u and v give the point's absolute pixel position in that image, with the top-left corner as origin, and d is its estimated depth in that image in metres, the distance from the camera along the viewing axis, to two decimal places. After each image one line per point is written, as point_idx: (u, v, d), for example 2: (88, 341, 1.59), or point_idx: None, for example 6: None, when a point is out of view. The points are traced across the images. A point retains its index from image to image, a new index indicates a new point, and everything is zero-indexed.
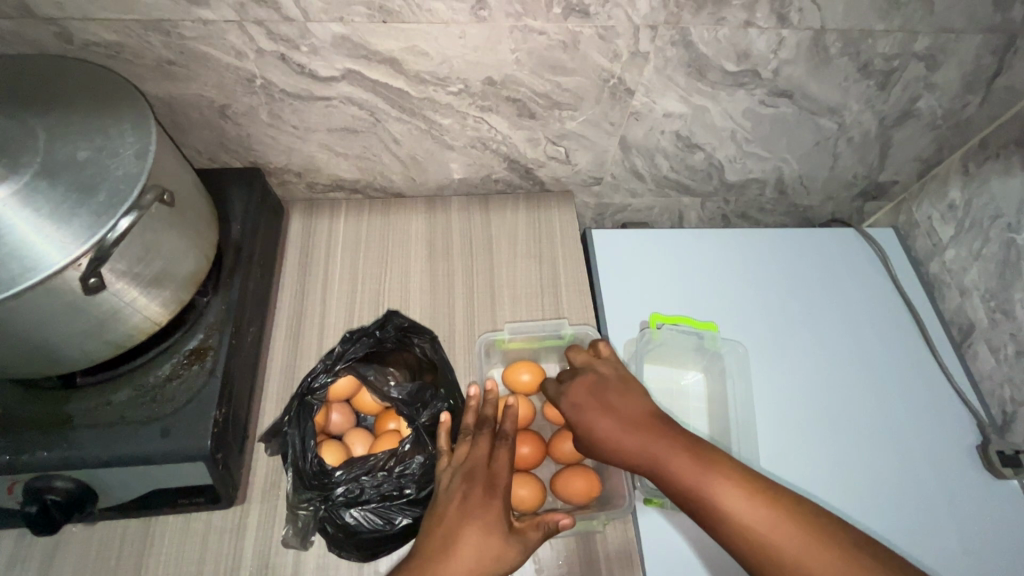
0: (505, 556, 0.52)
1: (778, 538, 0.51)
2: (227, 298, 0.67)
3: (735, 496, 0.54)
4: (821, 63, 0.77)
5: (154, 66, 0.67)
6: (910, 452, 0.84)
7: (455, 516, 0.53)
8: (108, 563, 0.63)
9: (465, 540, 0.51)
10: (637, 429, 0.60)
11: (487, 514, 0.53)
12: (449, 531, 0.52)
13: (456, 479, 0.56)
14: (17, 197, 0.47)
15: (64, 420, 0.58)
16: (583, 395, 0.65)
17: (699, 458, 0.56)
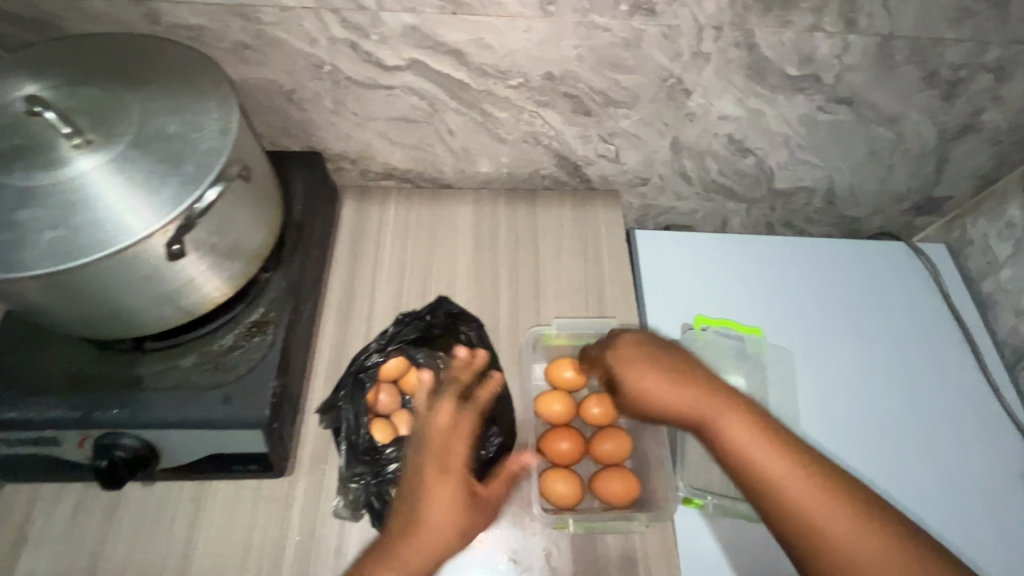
0: (467, 520, 0.57)
1: (838, 527, 0.52)
2: (287, 275, 0.69)
3: (796, 479, 0.54)
4: (886, 71, 0.76)
5: (230, 49, 0.70)
6: (957, 472, 0.82)
7: (422, 481, 0.57)
8: (165, 522, 0.66)
9: (432, 505, 0.56)
10: (693, 399, 0.60)
11: (441, 491, 0.56)
12: (415, 495, 0.56)
13: (417, 452, 0.59)
14: (112, 166, 0.50)
15: (133, 381, 0.61)
16: (638, 356, 0.64)
17: (760, 435, 0.57)
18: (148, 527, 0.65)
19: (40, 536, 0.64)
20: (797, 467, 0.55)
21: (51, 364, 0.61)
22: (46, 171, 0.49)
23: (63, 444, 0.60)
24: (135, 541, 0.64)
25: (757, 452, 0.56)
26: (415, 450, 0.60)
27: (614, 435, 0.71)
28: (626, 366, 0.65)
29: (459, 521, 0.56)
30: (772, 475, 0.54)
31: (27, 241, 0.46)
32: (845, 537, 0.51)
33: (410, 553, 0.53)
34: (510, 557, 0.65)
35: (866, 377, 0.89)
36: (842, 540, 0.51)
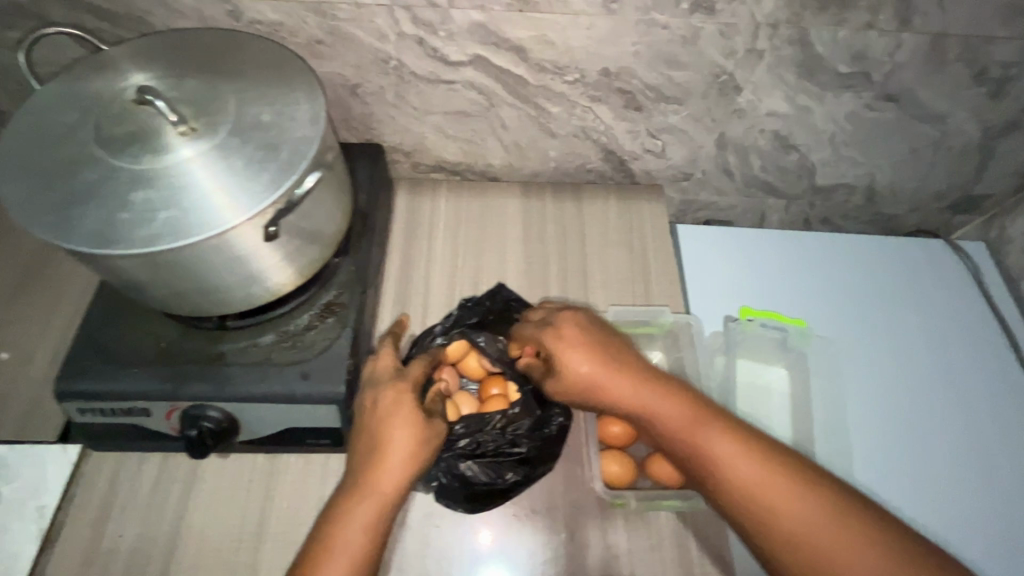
0: (430, 439, 0.59)
1: (781, 504, 0.53)
2: (356, 261, 0.73)
3: (731, 456, 0.56)
4: (935, 68, 0.78)
5: (304, 44, 0.74)
6: (982, 479, 0.82)
7: (383, 409, 0.59)
8: (240, 492, 0.69)
9: (393, 428, 0.58)
10: (617, 376, 0.62)
11: (401, 409, 0.59)
12: (375, 423, 0.59)
13: (373, 386, 0.63)
14: (215, 151, 0.53)
15: (218, 357, 0.64)
16: (573, 335, 0.64)
17: (688, 412, 0.59)
18: (224, 497, 0.69)
19: (124, 502, 0.68)
20: (736, 447, 0.56)
21: (141, 339, 0.65)
22: (157, 155, 0.52)
23: (152, 415, 0.64)
24: (213, 510, 0.68)
25: (677, 426, 0.59)
26: (379, 383, 0.63)
27: None
28: (567, 349, 0.63)
29: (422, 441, 0.58)
30: (698, 453, 0.57)
31: (143, 220, 0.50)
32: (781, 511, 0.53)
33: (375, 476, 0.56)
34: (567, 533, 0.66)
35: (907, 375, 0.90)
36: (785, 519, 0.52)
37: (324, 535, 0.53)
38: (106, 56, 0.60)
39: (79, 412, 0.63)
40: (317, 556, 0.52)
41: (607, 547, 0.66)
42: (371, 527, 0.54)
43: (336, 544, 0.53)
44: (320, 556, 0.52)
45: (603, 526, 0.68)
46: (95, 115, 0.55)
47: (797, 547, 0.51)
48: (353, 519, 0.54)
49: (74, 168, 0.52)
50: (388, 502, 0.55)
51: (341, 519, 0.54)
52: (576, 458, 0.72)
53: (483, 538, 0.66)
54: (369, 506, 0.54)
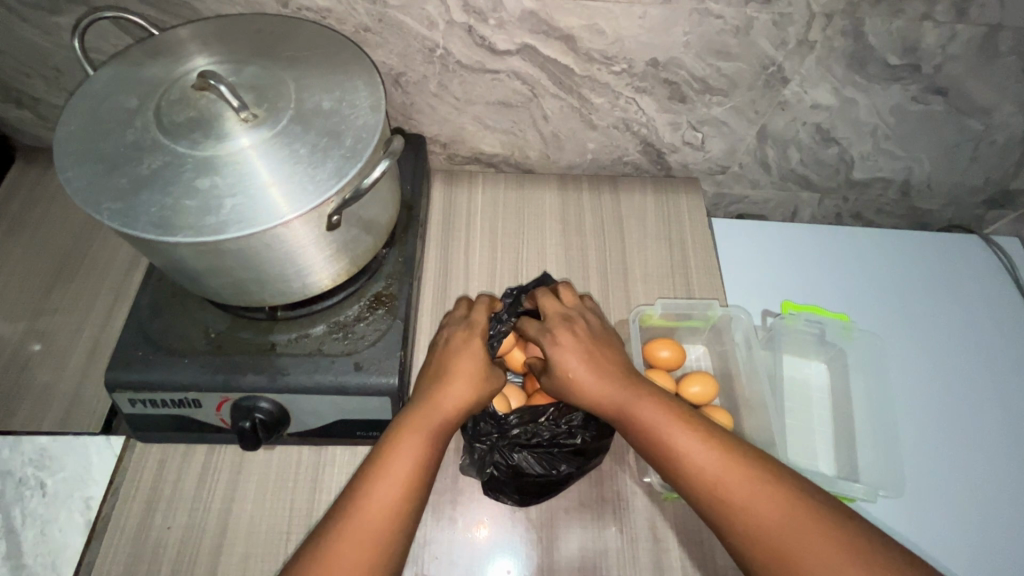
0: (491, 384, 0.63)
1: (748, 501, 0.52)
2: (402, 252, 0.72)
3: (700, 451, 0.55)
4: (987, 61, 0.77)
5: (351, 32, 0.73)
6: (984, 482, 0.80)
7: (448, 364, 0.63)
8: (287, 484, 0.69)
9: (460, 362, 0.62)
10: (604, 376, 0.62)
11: (460, 382, 0.61)
12: (442, 361, 0.63)
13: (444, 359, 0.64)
14: (279, 139, 0.53)
15: (269, 347, 0.64)
16: (571, 338, 0.64)
17: (670, 413, 0.58)
18: (271, 489, 0.68)
19: (171, 494, 0.67)
20: (705, 445, 0.56)
21: (191, 329, 0.65)
22: (220, 142, 0.52)
23: (202, 406, 0.63)
24: (261, 502, 0.68)
25: (651, 422, 0.58)
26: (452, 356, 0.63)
27: (716, 412, 0.74)
28: (562, 348, 0.63)
29: (484, 380, 0.62)
30: (670, 450, 0.56)
31: (210, 208, 0.49)
32: (747, 505, 0.52)
33: (438, 401, 0.59)
34: (618, 526, 0.68)
35: (942, 376, 0.89)
36: (750, 514, 0.52)
37: (384, 446, 0.56)
38: (160, 41, 0.59)
39: (128, 403, 0.63)
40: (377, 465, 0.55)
41: (657, 540, 0.67)
42: (429, 446, 0.57)
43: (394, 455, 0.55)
44: (382, 464, 0.55)
45: (652, 519, 0.69)
46: (156, 100, 0.54)
47: (766, 547, 0.50)
48: (412, 433, 0.57)
49: (137, 154, 0.51)
50: (446, 425, 0.59)
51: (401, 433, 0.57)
52: (624, 451, 0.73)
53: (480, 536, 0.67)
54: (429, 426, 0.58)
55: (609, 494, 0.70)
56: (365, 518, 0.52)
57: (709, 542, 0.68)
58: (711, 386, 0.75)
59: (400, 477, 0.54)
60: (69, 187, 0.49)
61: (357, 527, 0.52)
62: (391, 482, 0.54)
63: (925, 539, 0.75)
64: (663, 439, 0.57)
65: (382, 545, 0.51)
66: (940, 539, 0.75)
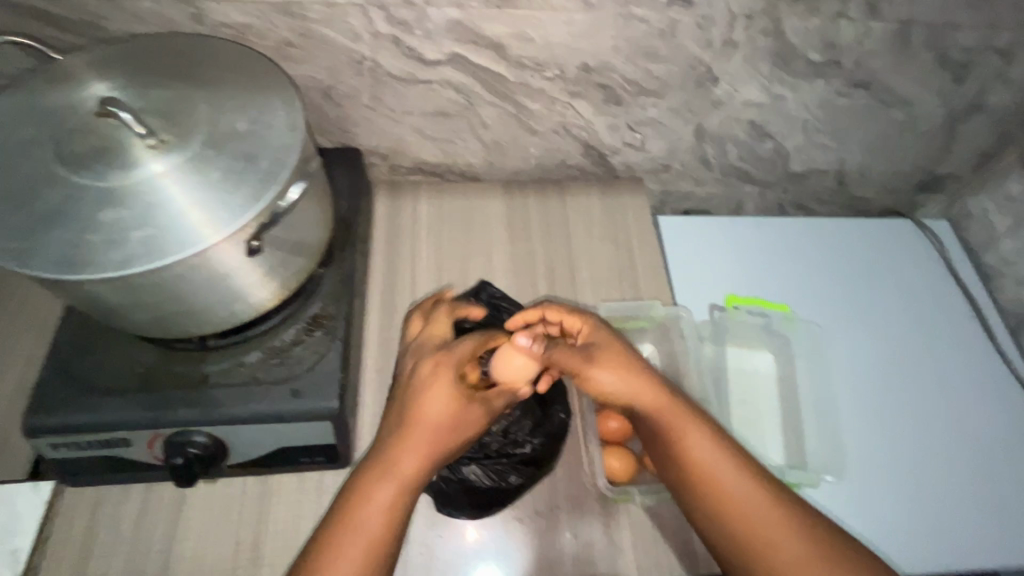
0: (466, 414, 0.57)
1: (750, 513, 0.56)
2: (341, 270, 0.70)
3: (724, 467, 0.58)
4: (903, 54, 0.80)
5: (274, 47, 0.71)
6: (926, 454, 0.84)
7: (422, 381, 0.58)
8: (232, 516, 0.67)
9: (430, 394, 0.57)
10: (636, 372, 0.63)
11: (433, 406, 0.56)
12: (413, 391, 0.58)
13: (417, 369, 0.60)
14: (189, 164, 0.50)
15: (201, 379, 0.61)
16: (605, 336, 0.65)
17: (695, 421, 0.60)
18: (216, 522, 0.66)
19: (108, 537, 0.64)
20: (729, 462, 0.59)
21: (117, 365, 0.62)
22: (126, 172, 0.49)
23: (133, 445, 0.60)
24: (205, 537, 0.65)
25: (682, 432, 0.60)
26: (421, 357, 0.62)
27: None
28: (603, 340, 0.65)
29: (459, 413, 0.57)
30: (698, 465, 0.59)
31: (116, 241, 0.47)
32: (749, 516, 0.56)
33: (414, 430, 0.56)
34: (572, 532, 0.68)
35: (889, 355, 0.93)
36: (756, 527, 0.56)
37: (366, 472, 0.55)
38: (61, 66, 0.56)
39: (51, 447, 0.59)
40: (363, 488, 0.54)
41: (613, 543, 0.68)
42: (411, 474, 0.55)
43: (376, 481, 0.54)
44: (368, 489, 0.54)
45: (607, 522, 0.69)
46: (56, 129, 0.51)
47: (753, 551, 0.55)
48: (388, 465, 0.55)
49: (36, 188, 0.48)
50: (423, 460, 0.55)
51: (383, 457, 0.55)
52: (578, 457, 0.73)
53: (470, 537, 0.67)
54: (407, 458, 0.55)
55: (564, 500, 0.70)
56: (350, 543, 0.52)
57: (661, 538, 0.68)
58: None
59: (386, 509, 0.53)
60: None
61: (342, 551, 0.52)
62: (381, 506, 0.53)
63: (871, 524, 0.77)
64: (690, 455, 0.59)
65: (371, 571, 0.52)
66: (888, 515, 0.79)
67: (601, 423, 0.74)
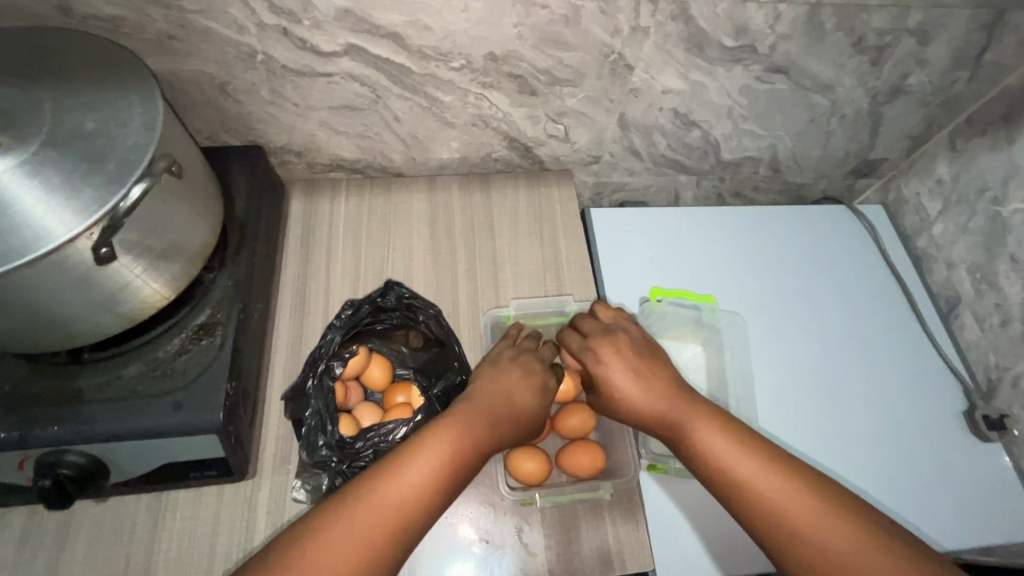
0: (536, 416, 0.62)
1: (794, 507, 0.52)
2: (234, 275, 0.67)
3: (752, 464, 0.55)
4: (817, 38, 0.79)
5: (154, 41, 0.67)
6: (866, 431, 0.86)
7: (511, 375, 0.62)
8: (123, 536, 0.63)
9: (519, 388, 0.61)
10: (649, 386, 0.64)
11: (521, 399, 0.60)
12: (505, 382, 0.61)
13: (511, 366, 0.64)
14: (24, 167, 0.47)
15: (73, 395, 0.58)
16: (620, 351, 0.68)
17: (721, 425, 0.59)
18: (104, 543, 0.63)
19: None
20: (759, 459, 0.56)
21: None
22: None
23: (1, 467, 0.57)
24: (92, 559, 0.62)
25: (707, 436, 0.59)
26: (513, 357, 0.65)
27: (576, 408, 0.73)
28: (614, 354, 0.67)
29: (532, 412, 0.61)
30: (732, 468, 0.56)
31: None
32: (791, 509, 0.52)
33: (493, 405, 0.58)
34: (480, 539, 0.66)
35: (827, 337, 0.93)
36: (803, 520, 0.51)
37: (435, 424, 0.54)
38: None
39: None
40: (422, 439, 0.52)
41: (523, 546, 0.67)
42: (482, 441, 0.54)
43: (444, 433, 0.53)
44: (429, 442, 0.52)
45: (519, 523, 0.68)
46: None
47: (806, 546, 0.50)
48: (466, 427, 0.54)
49: None
50: (493, 433, 0.56)
51: (459, 417, 0.55)
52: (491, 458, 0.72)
53: (463, 531, 0.67)
54: (483, 424, 0.55)
55: (475, 504, 0.69)
56: (399, 489, 0.48)
57: (574, 541, 0.67)
58: (576, 381, 0.75)
59: (440, 463, 0.51)
60: None
61: (388, 497, 0.48)
62: (441, 456, 0.51)
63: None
64: (723, 455, 0.57)
65: (400, 534, 0.47)
66: None
67: None
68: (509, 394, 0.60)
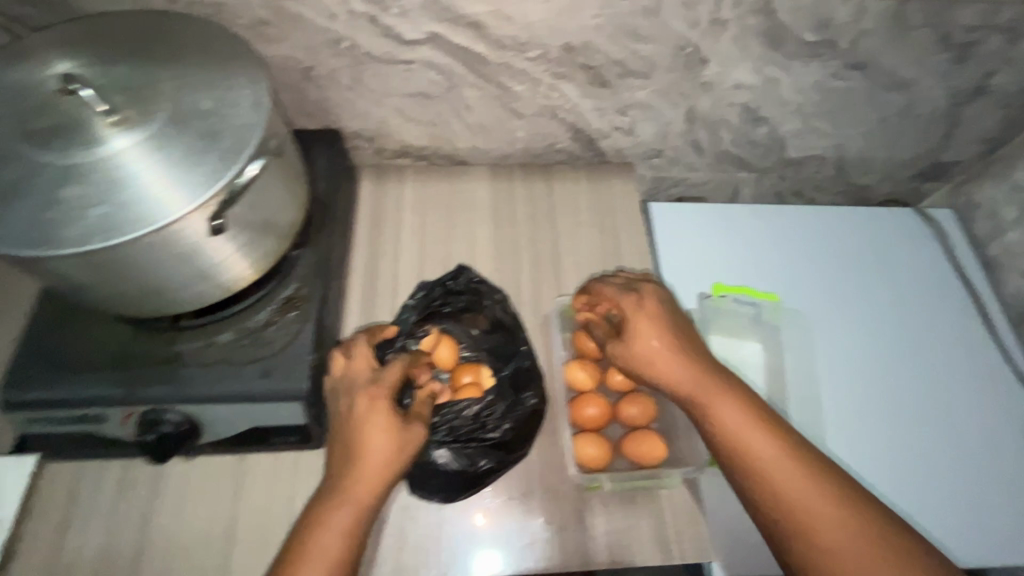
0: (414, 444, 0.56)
1: (820, 515, 0.54)
2: (317, 252, 0.70)
3: (789, 473, 0.56)
4: (899, 33, 0.77)
5: (249, 26, 0.70)
6: (917, 434, 0.85)
7: (356, 414, 0.56)
8: (207, 495, 0.67)
9: (371, 430, 0.55)
10: (683, 364, 0.62)
11: (382, 442, 0.55)
12: (353, 425, 0.56)
13: (360, 401, 0.57)
14: (151, 142, 0.50)
15: (173, 358, 0.62)
16: (653, 323, 0.64)
17: (755, 422, 0.59)
18: (192, 499, 0.67)
19: (86, 512, 0.66)
20: (794, 463, 0.57)
21: (91, 343, 0.62)
22: (88, 148, 0.49)
23: (107, 421, 0.61)
24: (180, 514, 0.66)
25: (741, 433, 0.58)
26: (352, 387, 0.59)
27: (637, 399, 0.74)
28: (643, 322, 0.64)
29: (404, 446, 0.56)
30: (747, 451, 0.58)
31: (74, 218, 0.47)
32: (818, 513, 0.54)
33: (361, 459, 0.54)
34: (545, 518, 0.68)
35: (888, 339, 0.92)
36: (825, 524, 0.54)
37: (328, 506, 0.53)
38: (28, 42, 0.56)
39: (27, 422, 0.60)
40: (324, 510, 0.53)
41: (584, 529, 0.68)
42: (372, 499, 0.54)
43: (371, 456, 0.54)
44: (324, 521, 0.52)
45: (580, 507, 0.69)
46: (16, 105, 0.51)
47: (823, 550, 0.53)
48: (387, 441, 0.55)
49: None
50: (382, 489, 0.54)
51: (339, 495, 0.53)
52: (553, 442, 0.73)
53: (480, 523, 0.67)
54: (362, 484, 0.54)
55: (538, 484, 0.70)
56: None
57: (635, 527, 0.68)
58: None
59: (336, 542, 0.52)
60: None
61: None
62: (333, 538, 0.52)
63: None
64: (750, 445, 0.58)
65: None
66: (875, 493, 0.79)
67: (582, 410, 0.73)
68: (367, 442, 0.55)
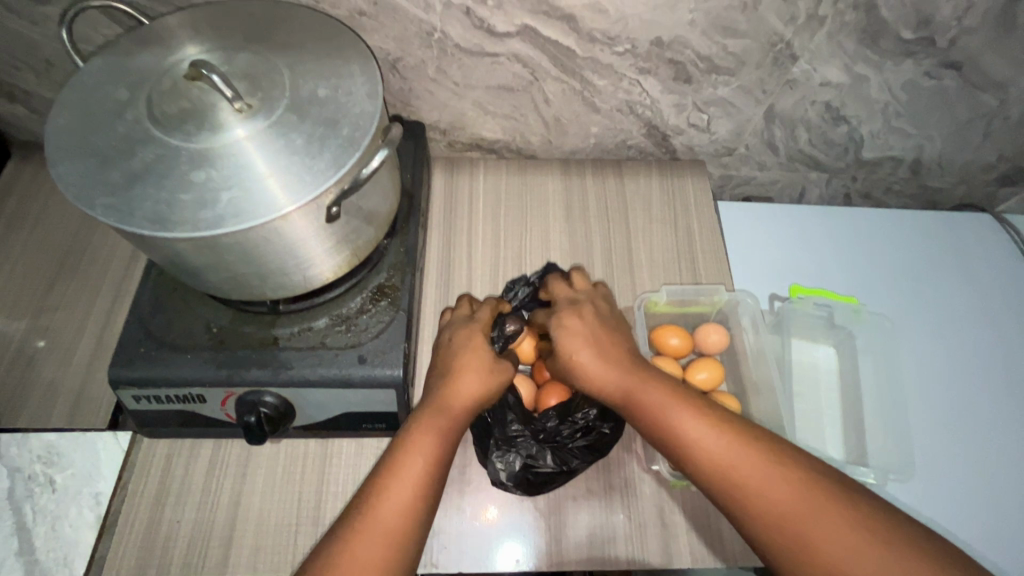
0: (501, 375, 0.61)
1: (802, 518, 0.48)
2: (404, 243, 0.71)
3: (757, 470, 0.51)
4: (1005, 32, 0.76)
5: (345, 16, 0.71)
6: (984, 445, 0.81)
7: (455, 348, 0.62)
8: (295, 477, 0.69)
9: (466, 370, 0.60)
10: (616, 368, 0.59)
11: (470, 374, 0.60)
12: (447, 363, 0.61)
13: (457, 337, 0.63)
14: (275, 128, 0.51)
15: (272, 341, 0.63)
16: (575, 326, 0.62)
17: (711, 424, 0.53)
18: (280, 481, 0.68)
19: (179, 490, 0.68)
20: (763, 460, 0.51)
21: (193, 324, 0.64)
22: (216, 133, 0.50)
23: (207, 402, 0.63)
24: (268, 495, 0.68)
25: (693, 436, 0.53)
26: (454, 326, 0.65)
27: (721, 399, 0.73)
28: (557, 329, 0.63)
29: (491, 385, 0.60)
30: (734, 465, 0.51)
31: (206, 201, 0.48)
32: (797, 516, 0.49)
33: (448, 397, 0.58)
34: (626, 513, 0.69)
35: (955, 347, 0.89)
36: (810, 529, 0.48)
37: (408, 439, 0.56)
38: (153, 29, 0.57)
39: (133, 399, 0.62)
40: (410, 435, 0.56)
41: (665, 528, 0.68)
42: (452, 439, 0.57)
43: (460, 399, 0.58)
44: (408, 448, 0.55)
45: (661, 507, 0.70)
46: (148, 90, 0.52)
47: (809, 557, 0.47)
48: (476, 375, 0.60)
49: (131, 148, 0.50)
50: (461, 424, 0.58)
51: (421, 430, 0.56)
52: (632, 440, 0.74)
53: (490, 516, 0.68)
54: (446, 423, 0.57)
55: (616, 481, 0.71)
56: (386, 503, 0.51)
57: (714, 530, 0.69)
58: (718, 372, 0.75)
59: (416, 472, 0.53)
60: (62, 181, 0.48)
61: (376, 516, 0.51)
62: (414, 463, 0.54)
63: (950, 514, 0.76)
64: (704, 444, 0.53)
65: (401, 537, 0.50)
66: (943, 500, 0.77)
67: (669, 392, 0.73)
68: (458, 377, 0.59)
